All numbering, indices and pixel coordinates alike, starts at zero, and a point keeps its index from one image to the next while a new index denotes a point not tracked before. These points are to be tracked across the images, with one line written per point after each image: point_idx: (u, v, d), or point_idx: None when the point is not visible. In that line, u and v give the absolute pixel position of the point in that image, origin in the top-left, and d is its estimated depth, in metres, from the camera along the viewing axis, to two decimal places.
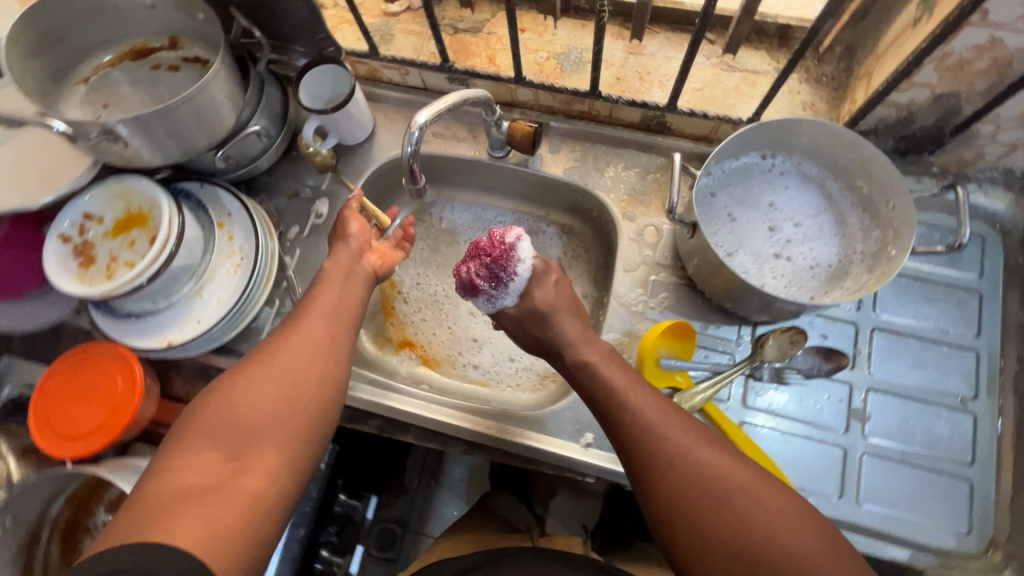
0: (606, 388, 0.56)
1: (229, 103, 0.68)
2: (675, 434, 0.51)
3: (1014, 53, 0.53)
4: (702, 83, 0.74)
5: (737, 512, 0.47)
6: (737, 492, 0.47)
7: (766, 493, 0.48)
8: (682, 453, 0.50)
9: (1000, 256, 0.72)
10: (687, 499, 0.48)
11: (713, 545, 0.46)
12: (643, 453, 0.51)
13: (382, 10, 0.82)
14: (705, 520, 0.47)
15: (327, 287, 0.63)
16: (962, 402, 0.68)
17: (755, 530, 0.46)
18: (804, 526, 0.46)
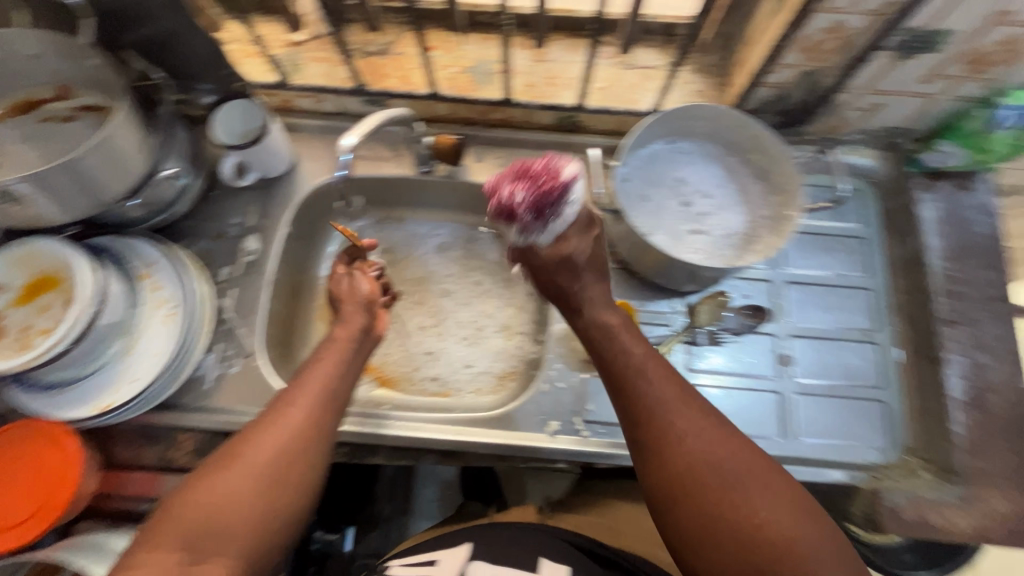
0: (620, 357, 0.60)
1: (137, 148, 0.66)
2: (681, 417, 0.54)
3: (855, 32, 0.63)
4: (604, 82, 0.80)
5: (734, 494, 0.50)
6: (732, 481, 0.51)
7: (761, 484, 0.51)
8: (689, 433, 0.53)
9: (876, 205, 0.83)
10: (685, 479, 0.51)
11: (709, 522, 0.50)
12: (648, 429, 0.55)
13: (287, 39, 0.81)
14: (702, 508, 0.50)
15: (326, 359, 0.61)
16: (866, 333, 0.78)
17: (749, 515, 0.49)
18: (793, 514, 0.49)
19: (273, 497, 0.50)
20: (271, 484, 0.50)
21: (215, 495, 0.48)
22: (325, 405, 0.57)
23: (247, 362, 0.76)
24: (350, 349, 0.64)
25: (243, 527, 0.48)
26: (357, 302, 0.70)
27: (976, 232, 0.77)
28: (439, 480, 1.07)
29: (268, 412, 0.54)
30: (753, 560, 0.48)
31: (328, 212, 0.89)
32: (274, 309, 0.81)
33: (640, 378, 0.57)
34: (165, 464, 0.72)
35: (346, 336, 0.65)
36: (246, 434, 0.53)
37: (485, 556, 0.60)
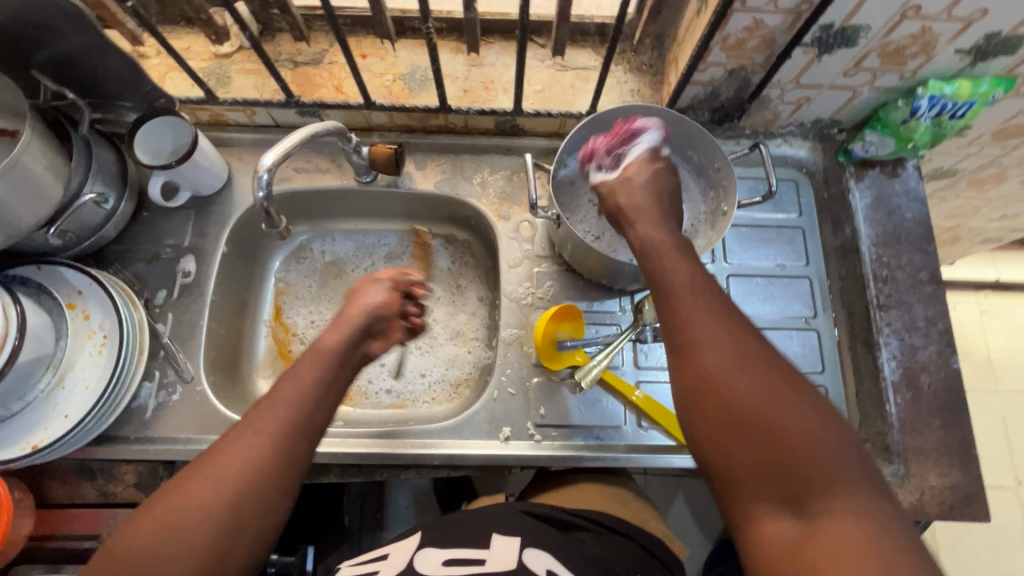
0: (652, 263, 0.51)
1: (51, 173, 0.63)
2: (696, 308, 0.45)
3: (773, 30, 0.64)
4: (541, 84, 0.80)
5: (756, 390, 0.40)
6: (774, 393, 0.40)
7: (793, 387, 0.40)
8: (706, 325, 0.44)
9: (812, 195, 0.85)
10: (704, 377, 0.42)
11: (737, 432, 0.40)
12: (671, 332, 0.46)
13: (212, 53, 0.79)
14: (722, 411, 0.41)
15: (303, 373, 0.54)
16: (806, 321, 0.80)
17: (779, 418, 0.39)
18: (834, 428, 0.39)
19: (252, 503, 0.45)
20: (254, 490, 0.45)
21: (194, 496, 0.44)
22: (313, 411, 0.52)
23: (188, 387, 0.74)
24: (326, 357, 0.56)
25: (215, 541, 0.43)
26: (360, 311, 0.63)
27: (905, 218, 0.80)
28: (412, 487, 1.11)
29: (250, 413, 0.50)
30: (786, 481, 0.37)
31: (265, 232, 0.86)
32: (216, 331, 0.79)
33: (666, 284, 0.48)
34: (106, 500, 0.70)
35: (328, 345, 0.57)
36: (219, 443, 0.48)
37: (437, 542, 0.56)
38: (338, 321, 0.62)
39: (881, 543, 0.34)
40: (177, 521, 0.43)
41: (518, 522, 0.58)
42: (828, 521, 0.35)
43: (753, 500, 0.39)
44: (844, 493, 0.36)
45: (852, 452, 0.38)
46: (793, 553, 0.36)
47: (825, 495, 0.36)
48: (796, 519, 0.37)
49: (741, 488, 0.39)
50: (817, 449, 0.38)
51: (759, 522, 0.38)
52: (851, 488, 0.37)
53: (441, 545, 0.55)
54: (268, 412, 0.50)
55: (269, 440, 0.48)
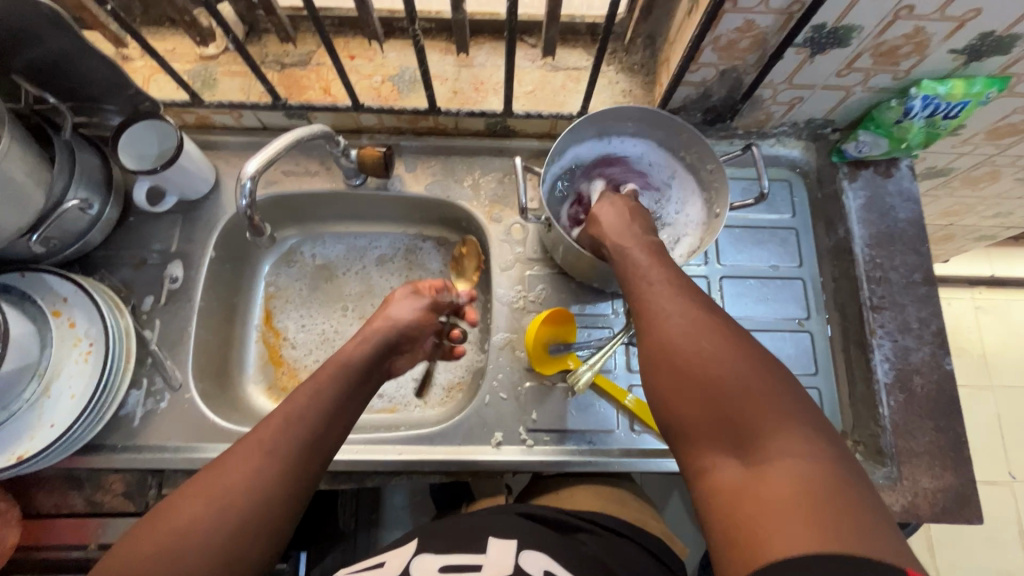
0: (621, 261, 0.57)
1: (32, 179, 0.62)
2: (657, 294, 0.50)
3: (765, 30, 0.63)
4: (532, 85, 0.79)
5: (704, 352, 0.43)
6: (720, 346, 0.43)
7: (741, 347, 0.43)
8: (663, 303, 0.49)
9: (805, 195, 0.84)
10: (659, 344, 0.46)
11: (686, 385, 0.43)
12: (637, 319, 0.50)
13: (197, 55, 0.78)
14: (674, 370, 0.44)
15: (320, 390, 0.55)
16: (800, 323, 0.79)
17: (722, 373, 0.42)
18: (776, 381, 0.41)
19: (257, 526, 0.45)
20: (262, 510, 0.46)
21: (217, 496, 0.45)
22: (321, 428, 0.52)
23: (176, 395, 0.73)
24: (353, 372, 0.58)
25: (219, 566, 0.43)
26: (387, 324, 0.65)
27: (898, 218, 0.79)
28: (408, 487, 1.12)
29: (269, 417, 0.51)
30: (730, 425, 0.40)
31: (251, 241, 0.85)
32: (204, 337, 0.78)
33: (634, 281, 0.54)
34: (93, 509, 0.69)
35: (352, 359, 0.59)
36: (226, 459, 0.48)
37: (433, 547, 0.55)
38: (362, 332, 0.63)
39: (816, 479, 0.35)
40: (182, 542, 0.42)
41: (516, 524, 0.57)
42: (766, 461, 0.37)
43: (704, 450, 0.41)
44: (783, 434, 0.38)
45: (794, 402, 0.40)
46: (736, 493, 0.38)
47: (766, 437, 0.38)
48: (740, 461, 0.39)
49: (693, 440, 0.42)
50: (760, 399, 0.40)
51: (709, 469, 0.40)
52: (791, 430, 0.38)
53: (436, 550, 0.54)
54: (281, 433, 0.50)
55: (279, 463, 0.48)
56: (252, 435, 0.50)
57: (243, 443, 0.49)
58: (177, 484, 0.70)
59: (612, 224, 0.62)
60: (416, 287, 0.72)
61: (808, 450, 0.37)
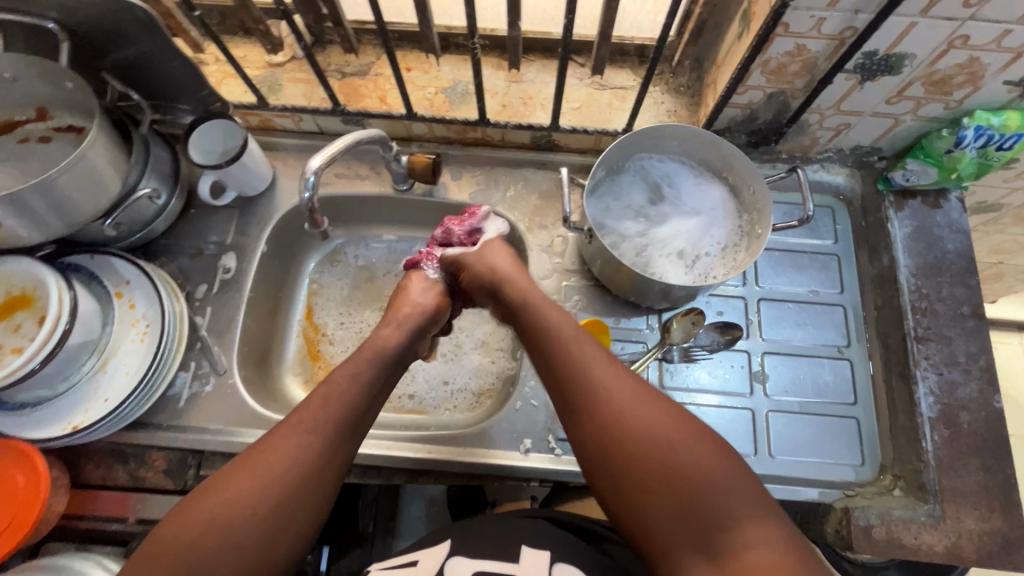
0: (558, 347, 0.59)
1: (113, 169, 0.67)
2: (606, 388, 0.55)
3: (815, 55, 0.64)
4: (579, 102, 0.81)
5: (661, 444, 0.50)
6: (670, 449, 0.50)
7: (693, 433, 0.51)
8: (612, 394, 0.54)
9: (848, 222, 0.83)
10: (618, 441, 0.52)
11: (650, 487, 0.49)
12: (593, 414, 0.54)
13: (266, 61, 0.83)
14: (638, 471, 0.50)
15: (359, 371, 0.59)
16: (839, 350, 0.78)
17: (687, 468, 0.49)
18: (731, 468, 0.49)
19: (301, 502, 0.50)
20: (308, 481, 0.51)
21: (270, 462, 0.50)
22: (360, 402, 0.57)
23: (221, 380, 0.76)
24: (388, 357, 0.62)
25: (270, 526, 0.48)
26: (415, 310, 0.68)
27: (947, 249, 0.78)
28: (426, 497, 1.13)
29: (310, 397, 0.55)
30: (696, 517, 0.47)
31: (307, 232, 0.89)
32: (249, 327, 0.81)
33: (580, 366, 0.57)
34: (136, 484, 0.72)
35: (392, 343, 0.64)
36: (272, 434, 0.52)
37: (466, 551, 0.56)
38: (392, 318, 0.67)
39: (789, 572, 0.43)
40: (229, 511, 0.47)
41: (544, 530, 0.59)
42: (735, 553, 0.45)
43: (673, 549, 0.47)
44: (750, 523, 0.46)
45: (751, 489, 0.48)
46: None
47: (734, 530, 0.46)
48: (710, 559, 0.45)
49: (662, 536, 0.48)
50: (722, 492, 0.47)
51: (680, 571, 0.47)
52: (754, 516, 0.46)
53: (469, 557, 0.55)
54: (323, 410, 0.54)
55: (319, 437, 0.52)
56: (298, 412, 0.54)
57: (288, 419, 0.53)
58: (215, 466, 0.73)
59: (516, 268, 0.70)
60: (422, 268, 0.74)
61: (775, 540, 0.45)
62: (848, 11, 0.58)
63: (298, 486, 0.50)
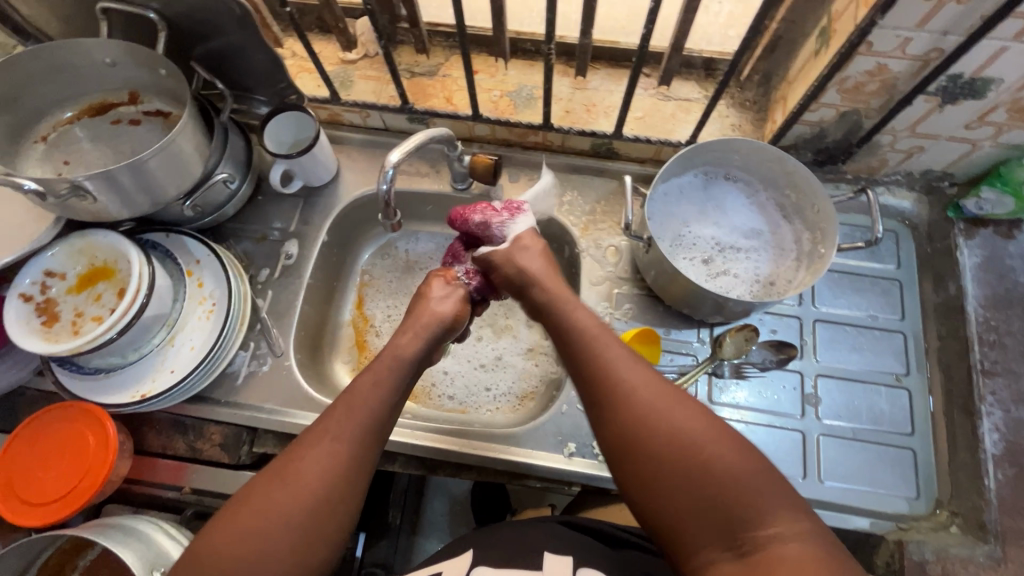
0: (586, 348, 0.57)
1: (196, 153, 0.70)
2: (634, 383, 0.52)
3: (896, 75, 0.63)
4: (642, 111, 0.82)
5: (688, 441, 0.48)
6: (692, 447, 0.47)
7: (719, 431, 0.48)
8: (635, 388, 0.52)
9: (913, 247, 0.81)
10: (642, 438, 0.49)
11: (670, 482, 0.47)
12: (618, 411, 0.52)
13: (340, 58, 0.86)
14: (662, 470, 0.48)
15: (380, 377, 0.58)
16: (897, 378, 0.75)
17: (716, 467, 0.46)
18: (759, 464, 0.47)
19: (331, 507, 0.50)
20: (337, 492, 0.51)
21: (302, 473, 0.51)
22: (382, 413, 0.56)
23: (277, 361, 0.78)
24: (407, 364, 0.61)
25: (302, 526, 0.49)
26: (435, 317, 0.66)
27: (1019, 282, 0.76)
28: (449, 495, 1.13)
29: (332, 409, 0.55)
30: (720, 512, 0.45)
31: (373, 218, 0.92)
32: (306, 312, 0.84)
33: (606, 366, 0.54)
34: (193, 455, 0.75)
35: (411, 352, 0.62)
36: (298, 444, 0.53)
37: (486, 559, 0.57)
38: (415, 322, 0.65)
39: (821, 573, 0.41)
40: (260, 522, 0.48)
41: (565, 536, 0.59)
42: (764, 550, 0.43)
43: (696, 544, 0.46)
44: (780, 517, 0.44)
45: (779, 484, 0.46)
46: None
47: (760, 524, 0.44)
48: (737, 558, 0.44)
49: (681, 531, 0.46)
50: (751, 489, 0.45)
51: (703, 568, 0.45)
52: (782, 510, 0.44)
53: (493, 565, 0.56)
54: (344, 418, 0.54)
55: (345, 445, 0.53)
56: (326, 418, 0.55)
57: (313, 428, 0.54)
58: (267, 444, 0.76)
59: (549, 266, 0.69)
60: (447, 275, 0.71)
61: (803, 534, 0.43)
62: (936, 32, 0.57)
63: (327, 499, 0.50)
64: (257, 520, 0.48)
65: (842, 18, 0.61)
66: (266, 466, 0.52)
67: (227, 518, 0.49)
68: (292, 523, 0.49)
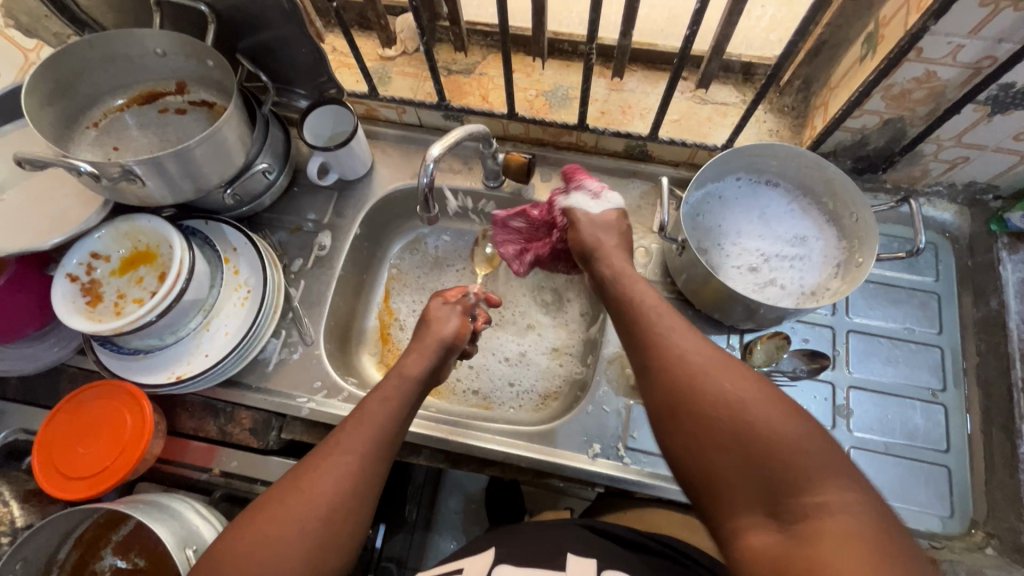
0: (637, 319, 0.58)
1: (239, 143, 0.71)
2: (683, 348, 0.53)
3: (945, 83, 0.62)
4: (678, 114, 0.81)
5: (736, 400, 0.47)
6: (738, 409, 0.46)
7: (771, 394, 0.47)
8: (684, 353, 0.52)
9: (952, 260, 0.79)
10: (688, 399, 0.49)
11: (712, 442, 0.47)
12: (665, 375, 0.52)
13: (379, 54, 0.88)
14: (706, 432, 0.47)
15: (388, 395, 0.60)
16: (933, 394, 0.74)
17: (761, 426, 0.45)
18: (810, 430, 0.44)
19: (344, 516, 0.51)
20: (349, 502, 0.52)
21: (318, 481, 0.52)
22: (391, 431, 0.57)
23: (308, 350, 0.80)
24: (411, 382, 0.62)
25: (317, 533, 0.49)
26: (436, 339, 0.68)
27: None
28: (463, 492, 1.13)
29: (346, 422, 0.57)
30: (764, 474, 0.44)
31: (404, 211, 0.94)
32: (337, 304, 0.85)
33: (655, 336, 0.55)
34: (223, 438, 0.76)
35: (415, 371, 0.63)
36: (313, 456, 0.54)
37: (510, 558, 0.56)
38: (416, 344, 0.67)
39: (869, 546, 0.38)
40: (277, 528, 0.49)
41: (588, 540, 0.58)
42: (809, 520, 0.41)
43: (736, 509, 0.45)
44: (830, 484, 0.41)
45: (833, 450, 0.43)
46: (775, 556, 0.41)
47: (806, 490, 0.42)
48: (778, 527, 0.42)
49: (725, 495, 0.46)
50: (797, 453, 0.43)
51: (744, 527, 0.44)
52: (832, 476, 0.42)
53: (514, 564, 0.56)
54: (355, 432, 0.56)
55: (358, 458, 0.54)
56: (340, 430, 0.56)
57: (328, 440, 0.55)
58: (296, 430, 0.77)
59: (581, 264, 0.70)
60: (444, 297, 0.74)
61: (855, 504, 0.40)
62: (989, 40, 0.56)
63: (342, 507, 0.51)
64: (273, 525, 0.49)
65: (891, 23, 0.60)
66: (281, 478, 0.53)
67: (244, 525, 0.49)
68: (307, 528, 0.49)
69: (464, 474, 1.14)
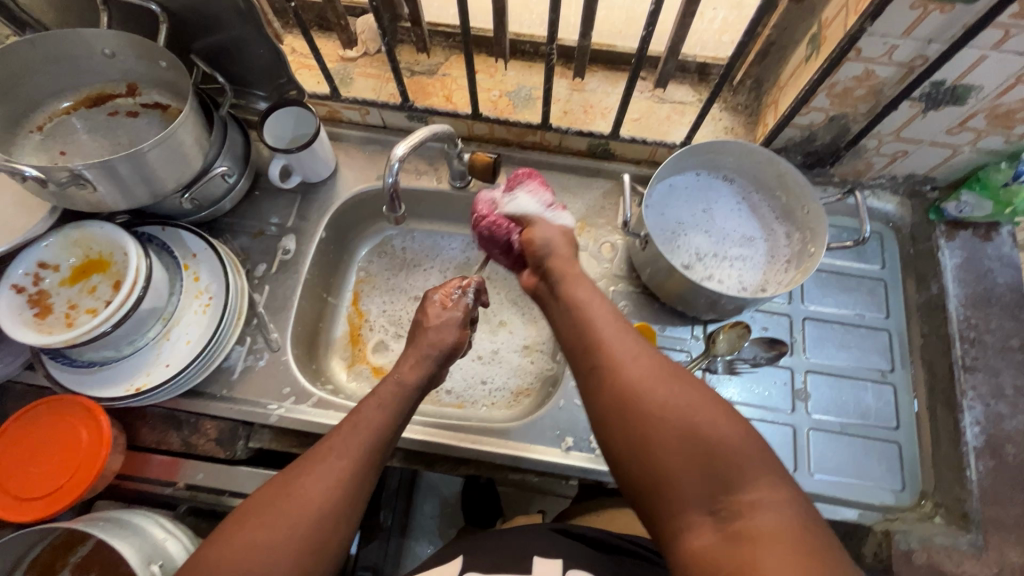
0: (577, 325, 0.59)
1: (196, 147, 0.69)
2: (625, 353, 0.54)
3: (883, 81, 0.66)
4: (638, 113, 0.84)
5: (678, 408, 0.49)
6: (678, 412, 0.49)
7: (712, 401, 0.49)
8: (626, 360, 0.54)
9: (896, 249, 0.84)
10: (631, 402, 0.51)
11: (657, 445, 0.48)
12: (608, 381, 0.53)
13: (340, 55, 0.87)
14: (648, 435, 0.49)
15: (385, 400, 0.60)
16: (882, 374, 0.78)
17: (701, 427, 0.47)
18: (745, 434, 0.47)
19: (334, 525, 0.50)
20: (339, 507, 0.51)
21: (310, 487, 0.51)
22: (384, 437, 0.57)
23: (274, 356, 0.78)
24: (409, 392, 0.62)
25: (306, 537, 0.49)
26: (432, 345, 0.67)
27: (997, 282, 0.79)
28: (439, 495, 1.13)
29: (339, 426, 0.56)
30: (704, 473, 0.46)
31: (371, 213, 0.93)
32: (303, 308, 0.84)
33: (600, 340, 0.56)
34: (187, 450, 0.74)
35: (414, 380, 0.63)
36: (300, 465, 0.53)
37: (480, 567, 0.57)
38: (417, 350, 0.66)
39: (799, 536, 0.41)
40: (265, 534, 0.48)
41: (558, 542, 0.59)
42: (744, 514, 0.44)
43: (679, 511, 0.46)
44: (762, 484, 0.44)
45: (764, 454, 0.46)
46: (714, 555, 0.43)
47: (742, 490, 0.45)
48: (716, 525, 0.44)
49: (669, 497, 0.47)
50: (736, 455, 0.46)
51: (685, 531, 0.46)
52: (765, 477, 0.45)
53: (483, 571, 0.57)
54: (349, 438, 0.55)
55: (350, 465, 0.53)
56: (331, 435, 0.56)
57: (316, 447, 0.54)
58: (264, 439, 0.75)
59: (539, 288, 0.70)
60: (442, 301, 0.72)
61: (785, 502, 0.43)
62: (921, 40, 0.60)
63: (338, 515, 0.51)
64: (258, 534, 0.48)
65: (832, 25, 0.63)
66: (268, 483, 0.52)
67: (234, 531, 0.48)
68: (296, 536, 0.48)
69: (439, 477, 1.13)
